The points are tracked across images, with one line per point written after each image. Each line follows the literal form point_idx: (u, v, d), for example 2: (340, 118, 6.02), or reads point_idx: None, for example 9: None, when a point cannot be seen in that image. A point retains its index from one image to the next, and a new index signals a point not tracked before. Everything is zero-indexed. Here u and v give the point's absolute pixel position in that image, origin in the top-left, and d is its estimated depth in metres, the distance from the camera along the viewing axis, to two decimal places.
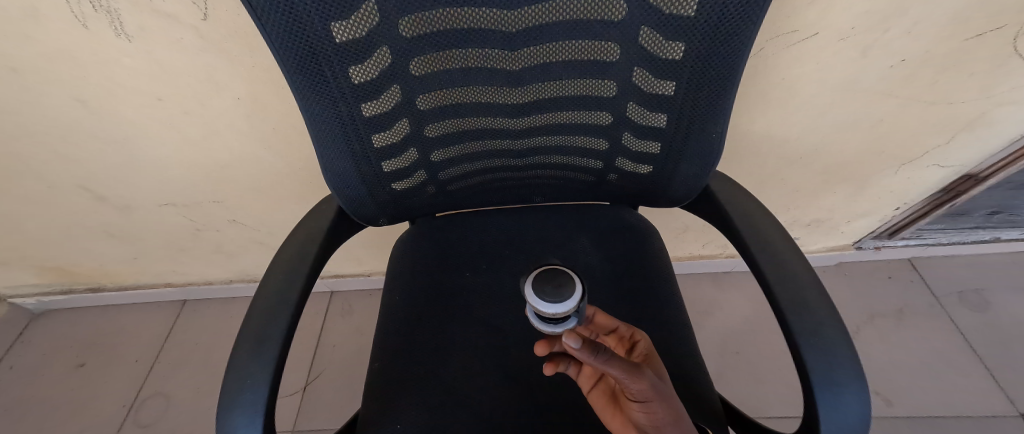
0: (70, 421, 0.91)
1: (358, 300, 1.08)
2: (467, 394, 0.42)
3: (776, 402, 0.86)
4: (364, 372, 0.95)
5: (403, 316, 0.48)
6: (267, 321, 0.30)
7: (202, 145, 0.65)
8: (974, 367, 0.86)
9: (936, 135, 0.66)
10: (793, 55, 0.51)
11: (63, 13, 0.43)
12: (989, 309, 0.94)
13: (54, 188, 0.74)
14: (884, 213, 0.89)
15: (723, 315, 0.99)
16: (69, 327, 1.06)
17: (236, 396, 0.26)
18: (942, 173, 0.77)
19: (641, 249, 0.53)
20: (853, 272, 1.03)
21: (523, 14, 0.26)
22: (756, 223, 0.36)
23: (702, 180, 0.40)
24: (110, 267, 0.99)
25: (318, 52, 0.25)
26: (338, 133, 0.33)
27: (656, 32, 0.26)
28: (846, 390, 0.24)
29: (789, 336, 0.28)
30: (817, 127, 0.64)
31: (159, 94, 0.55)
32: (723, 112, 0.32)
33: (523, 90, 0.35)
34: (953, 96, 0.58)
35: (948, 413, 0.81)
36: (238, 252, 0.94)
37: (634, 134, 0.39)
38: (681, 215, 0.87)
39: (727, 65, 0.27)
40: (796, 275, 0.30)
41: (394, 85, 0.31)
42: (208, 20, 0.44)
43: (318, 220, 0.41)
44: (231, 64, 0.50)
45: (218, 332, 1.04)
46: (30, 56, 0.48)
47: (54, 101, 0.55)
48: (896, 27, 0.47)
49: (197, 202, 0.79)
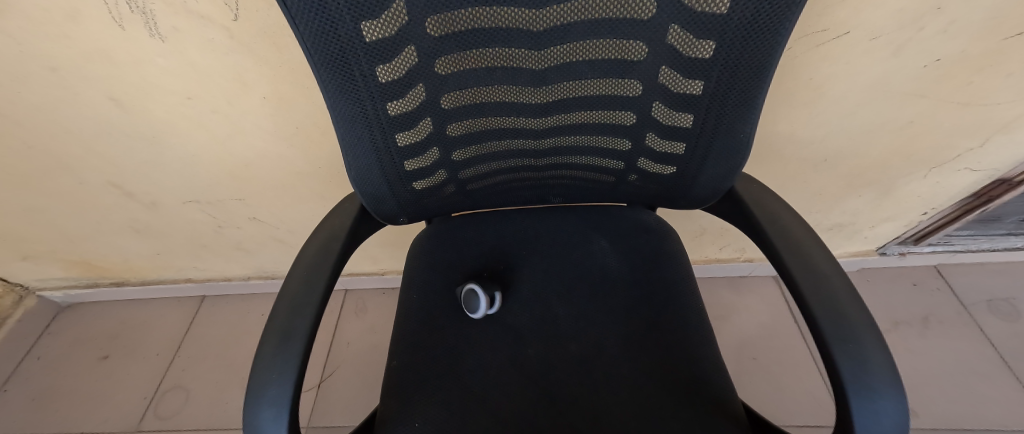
0: (94, 411, 0.93)
1: (372, 298, 1.09)
2: (487, 393, 0.41)
3: (796, 409, 0.84)
4: (378, 369, 0.96)
5: (420, 315, 0.49)
6: (291, 316, 0.30)
7: (227, 144, 0.66)
8: (1005, 378, 0.83)
9: (970, 137, 0.64)
10: (821, 55, 0.50)
11: (103, 14, 0.44)
12: (1021, 319, 0.90)
13: (85, 184, 0.76)
14: (910, 218, 0.86)
15: (740, 321, 0.98)
16: (94, 319, 1.09)
17: (264, 388, 0.26)
18: (974, 177, 0.74)
19: (660, 251, 0.52)
20: (876, 278, 1.00)
21: (553, 11, 0.26)
22: (785, 226, 0.35)
23: (727, 182, 0.39)
24: (133, 262, 1.01)
25: (349, 53, 0.25)
26: (364, 132, 0.33)
27: (686, 30, 0.26)
28: (883, 398, 0.24)
29: (821, 342, 0.27)
30: (843, 129, 0.63)
31: (189, 93, 0.56)
32: (753, 110, 0.31)
33: (547, 89, 0.34)
34: (987, 97, 0.56)
35: (977, 425, 0.78)
36: (257, 249, 0.96)
37: (658, 134, 0.38)
38: (699, 217, 0.85)
39: (758, 64, 0.27)
40: (828, 279, 0.29)
41: (419, 83, 0.31)
42: (238, 21, 0.45)
43: (341, 216, 0.42)
44: (258, 64, 0.51)
45: (235, 328, 1.06)
46: (68, 57, 0.50)
47: (89, 100, 0.57)
48: (931, 25, 0.46)
49: (220, 200, 0.80)
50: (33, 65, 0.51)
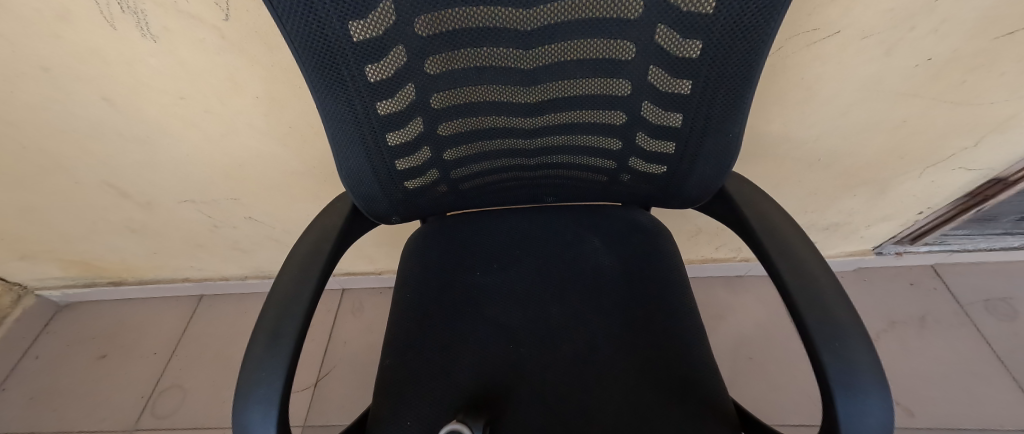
0: (92, 410, 0.93)
1: (369, 298, 1.10)
2: (478, 393, 0.41)
3: (792, 409, 0.84)
4: (374, 368, 0.96)
5: (413, 314, 0.49)
6: (281, 315, 0.30)
7: (221, 144, 0.66)
8: (1002, 378, 0.83)
9: (964, 137, 0.64)
10: (813, 54, 0.50)
11: (94, 14, 0.44)
12: (1017, 318, 0.90)
13: (81, 184, 0.76)
14: (906, 217, 0.86)
15: (736, 320, 0.98)
16: (92, 319, 1.10)
17: (252, 387, 0.26)
18: (969, 176, 0.74)
19: (653, 251, 0.52)
20: (873, 277, 1.00)
21: (540, 11, 0.26)
22: (775, 225, 0.35)
23: (717, 181, 0.39)
24: (130, 261, 1.02)
25: (337, 54, 0.26)
26: (354, 132, 0.33)
27: (673, 30, 0.26)
28: (869, 396, 0.24)
29: (808, 342, 0.27)
30: (837, 128, 0.63)
31: (182, 93, 0.56)
32: (742, 110, 0.31)
33: (537, 89, 0.34)
34: (981, 97, 0.56)
35: (973, 425, 0.78)
36: (253, 249, 0.96)
37: (649, 133, 0.38)
38: (695, 217, 0.86)
39: (746, 64, 0.27)
40: (816, 279, 0.29)
41: (408, 83, 0.31)
42: (229, 21, 0.45)
43: (333, 215, 0.42)
44: (250, 64, 0.51)
45: (232, 327, 1.06)
46: (61, 57, 0.50)
47: (82, 100, 0.57)
48: (923, 25, 0.46)
49: (216, 200, 0.80)
50: (26, 66, 0.52)
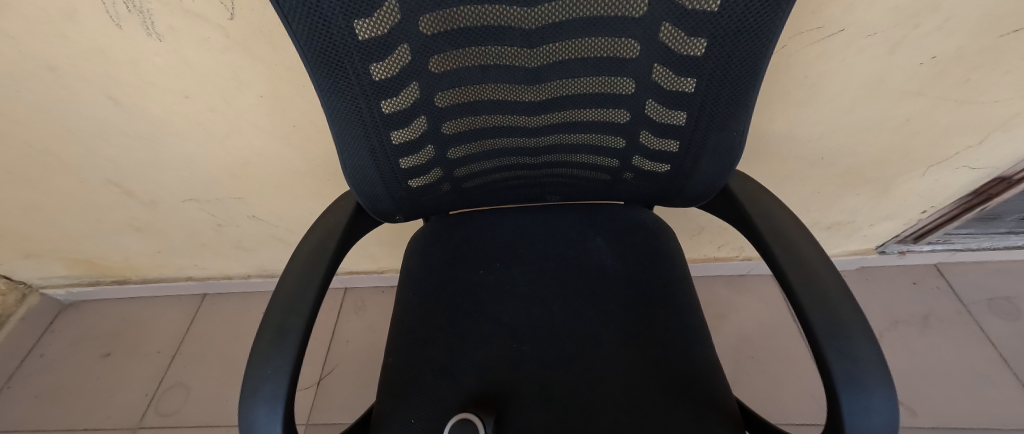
0: (97, 408, 0.94)
1: (371, 296, 1.10)
2: (481, 391, 0.41)
3: (795, 408, 0.84)
4: (376, 367, 0.96)
5: (416, 313, 0.49)
6: (287, 312, 0.30)
7: (225, 143, 0.67)
8: (1006, 377, 0.82)
9: (968, 135, 0.64)
10: (817, 51, 0.49)
11: (100, 13, 0.45)
12: (1021, 318, 0.90)
13: (86, 183, 0.77)
14: (909, 216, 0.86)
15: (738, 319, 0.98)
16: (96, 317, 1.10)
17: (258, 383, 0.26)
18: (973, 175, 0.74)
19: (655, 249, 0.52)
20: (876, 277, 1.00)
21: (545, 9, 0.26)
22: (778, 223, 0.35)
23: (721, 179, 0.39)
24: (134, 260, 1.02)
25: (342, 53, 0.26)
26: (358, 131, 0.33)
27: (678, 28, 0.26)
28: (874, 394, 0.24)
29: (812, 340, 0.27)
30: (841, 127, 0.62)
31: (187, 92, 0.56)
32: (746, 108, 0.31)
33: (541, 87, 0.34)
34: (985, 95, 0.56)
35: (976, 424, 0.78)
36: (256, 248, 0.97)
37: (652, 131, 0.38)
38: (697, 216, 0.85)
39: (750, 61, 0.27)
40: (820, 277, 0.29)
41: (413, 82, 0.32)
42: (234, 20, 0.45)
43: (338, 214, 0.42)
44: (254, 63, 0.51)
45: (235, 326, 1.06)
46: (67, 56, 0.50)
47: (87, 99, 0.58)
48: (927, 22, 0.46)
49: (220, 198, 0.81)
50: (32, 65, 0.52)
